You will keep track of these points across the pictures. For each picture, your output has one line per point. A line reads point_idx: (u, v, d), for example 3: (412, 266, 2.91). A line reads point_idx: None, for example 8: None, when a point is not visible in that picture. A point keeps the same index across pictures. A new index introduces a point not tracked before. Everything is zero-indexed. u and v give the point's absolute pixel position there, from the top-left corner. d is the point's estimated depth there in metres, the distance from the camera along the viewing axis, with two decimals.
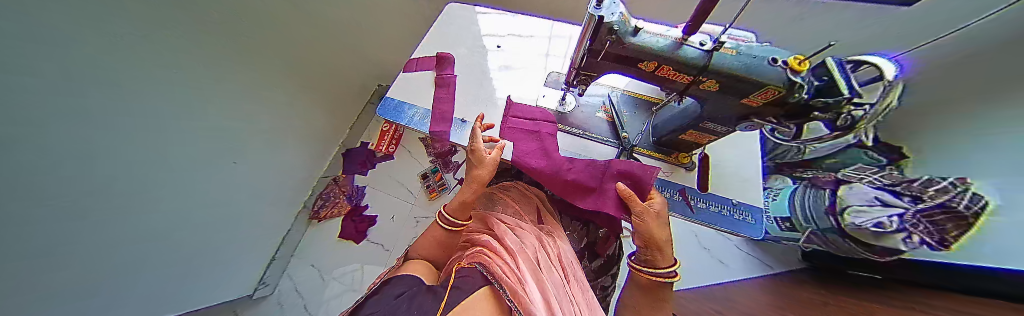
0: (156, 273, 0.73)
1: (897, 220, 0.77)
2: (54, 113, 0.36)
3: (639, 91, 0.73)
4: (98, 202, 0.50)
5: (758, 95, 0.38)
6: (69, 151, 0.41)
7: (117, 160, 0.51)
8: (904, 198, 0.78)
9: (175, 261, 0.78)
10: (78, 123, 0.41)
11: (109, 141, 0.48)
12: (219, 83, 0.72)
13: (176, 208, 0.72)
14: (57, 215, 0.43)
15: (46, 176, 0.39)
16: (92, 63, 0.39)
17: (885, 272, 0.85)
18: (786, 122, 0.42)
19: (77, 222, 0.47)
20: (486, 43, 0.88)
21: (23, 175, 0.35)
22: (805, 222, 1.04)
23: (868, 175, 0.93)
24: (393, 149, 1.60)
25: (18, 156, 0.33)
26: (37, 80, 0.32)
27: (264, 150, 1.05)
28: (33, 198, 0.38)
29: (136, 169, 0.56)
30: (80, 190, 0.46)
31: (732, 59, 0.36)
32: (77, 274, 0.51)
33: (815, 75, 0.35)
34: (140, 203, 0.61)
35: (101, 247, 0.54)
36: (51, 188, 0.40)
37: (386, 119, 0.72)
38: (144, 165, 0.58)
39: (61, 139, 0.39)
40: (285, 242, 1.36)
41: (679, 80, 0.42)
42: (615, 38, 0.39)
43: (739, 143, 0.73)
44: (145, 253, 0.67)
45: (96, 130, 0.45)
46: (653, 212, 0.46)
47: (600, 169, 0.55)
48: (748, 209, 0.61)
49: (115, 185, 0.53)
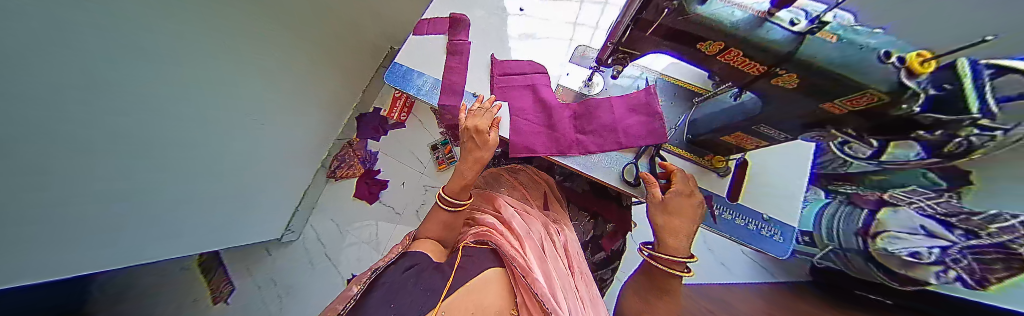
0: (198, 221, 0.83)
1: (936, 253, 0.64)
2: (65, 100, 0.39)
3: (680, 77, 0.63)
4: (97, 201, 0.54)
5: (846, 101, 0.29)
6: (58, 150, 0.43)
7: (138, 121, 0.54)
8: (955, 231, 0.61)
9: (201, 213, 0.83)
10: (58, 123, 0.40)
11: (125, 119, 0.51)
12: (235, 56, 0.72)
13: (185, 198, 0.75)
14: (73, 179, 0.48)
15: (59, 149, 0.42)
16: (58, 38, 0.33)
17: (872, 288, 0.81)
18: (868, 136, 0.36)
19: (100, 187, 0.53)
20: (508, 5, 0.76)
21: (27, 157, 0.38)
22: (828, 239, 0.99)
23: (920, 200, 0.72)
24: (405, 117, 1.57)
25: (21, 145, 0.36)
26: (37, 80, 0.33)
27: (287, 115, 1.07)
28: (29, 204, 0.42)
29: (135, 169, 0.59)
30: (101, 157, 0.50)
31: (828, 50, 0.27)
32: (107, 227, 0.59)
33: (934, 81, 0.23)
34: (151, 183, 0.64)
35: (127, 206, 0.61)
36: (46, 191, 0.44)
37: (394, 87, 0.67)
38: (144, 162, 0.60)
39: (69, 120, 0.41)
40: (307, 194, 1.44)
41: (747, 70, 0.36)
42: (678, 5, 0.31)
43: (789, 153, 0.64)
44: (183, 207, 0.76)
45: (80, 127, 0.44)
46: (659, 203, 0.48)
47: (653, 126, 0.55)
48: (779, 227, 0.57)
49: (118, 185, 0.57)
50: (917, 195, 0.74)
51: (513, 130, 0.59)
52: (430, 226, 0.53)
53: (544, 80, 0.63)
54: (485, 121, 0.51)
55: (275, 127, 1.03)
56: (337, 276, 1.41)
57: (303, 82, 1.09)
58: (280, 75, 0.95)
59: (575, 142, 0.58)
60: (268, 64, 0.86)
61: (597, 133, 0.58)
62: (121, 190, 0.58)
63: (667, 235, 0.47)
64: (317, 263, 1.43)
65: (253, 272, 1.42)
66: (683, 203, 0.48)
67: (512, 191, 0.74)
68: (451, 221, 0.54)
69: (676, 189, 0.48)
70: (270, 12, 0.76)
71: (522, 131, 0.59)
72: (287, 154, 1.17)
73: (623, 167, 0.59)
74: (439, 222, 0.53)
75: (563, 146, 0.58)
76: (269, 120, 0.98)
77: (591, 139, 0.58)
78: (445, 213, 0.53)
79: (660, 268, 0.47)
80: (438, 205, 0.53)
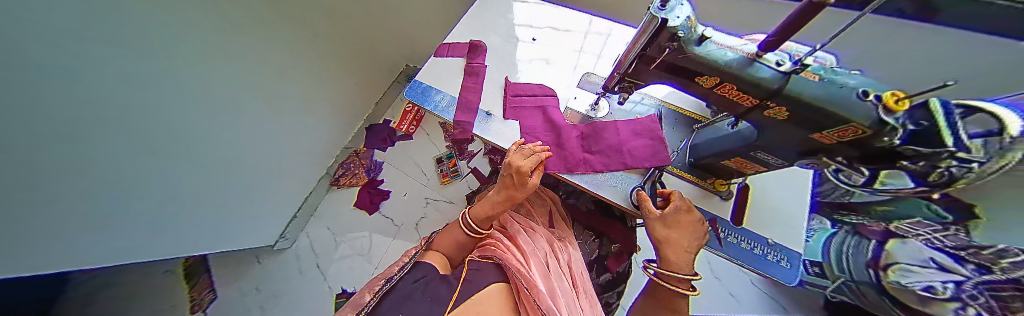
0: (182, 222, 0.83)
1: (952, 288, 0.63)
2: (31, 91, 0.38)
3: (680, 105, 0.69)
4: (71, 203, 0.54)
5: (833, 132, 0.33)
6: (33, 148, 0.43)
7: (123, 121, 0.55)
8: (968, 266, 0.60)
9: (181, 218, 0.82)
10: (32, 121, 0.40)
11: (105, 114, 0.51)
12: (222, 59, 0.73)
13: (166, 201, 0.75)
14: (75, 171, 0.50)
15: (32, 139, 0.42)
16: (24, 31, 0.34)
17: None
18: (858, 165, 0.38)
19: (84, 179, 0.54)
20: (522, 34, 0.84)
21: (8, 147, 0.39)
22: (839, 270, 0.95)
23: (926, 233, 0.71)
24: (413, 130, 1.62)
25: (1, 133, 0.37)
26: (24, 70, 0.35)
27: (288, 118, 1.10)
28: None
29: (114, 170, 0.58)
30: (94, 150, 0.53)
31: (815, 87, 0.31)
32: (95, 221, 0.61)
33: (911, 117, 0.27)
34: (127, 184, 0.63)
35: (102, 204, 0.60)
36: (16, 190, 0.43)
37: (413, 102, 0.72)
38: (122, 165, 0.60)
39: (58, 110, 0.43)
40: (307, 201, 1.44)
41: (742, 102, 0.39)
42: (678, 46, 0.36)
43: (788, 179, 0.66)
44: (165, 206, 0.76)
45: (53, 124, 0.44)
46: (659, 218, 0.49)
47: (657, 150, 0.58)
48: (785, 253, 0.57)
49: (99, 185, 0.57)
50: (924, 228, 0.72)
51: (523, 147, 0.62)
52: (441, 241, 0.54)
53: (554, 102, 0.68)
54: (530, 163, 0.48)
55: (271, 128, 1.03)
56: (324, 290, 1.35)
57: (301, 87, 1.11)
58: (280, 75, 0.97)
59: (584, 161, 0.61)
60: (266, 64, 0.89)
61: (604, 153, 0.61)
62: (111, 186, 0.60)
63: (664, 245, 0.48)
64: (305, 275, 1.38)
65: (239, 279, 1.37)
66: (683, 219, 0.48)
67: (520, 208, 0.75)
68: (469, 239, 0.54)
69: (677, 205, 0.49)
70: (261, 14, 0.79)
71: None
72: (287, 157, 1.18)
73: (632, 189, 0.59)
74: (451, 239, 0.54)
75: (570, 164, 0.61)
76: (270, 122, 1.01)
77: (598, 158, 0.61)
78: (462, 234, 0.54)
79: (667, 286, 0.47)
80: (455, 222, 0.56)
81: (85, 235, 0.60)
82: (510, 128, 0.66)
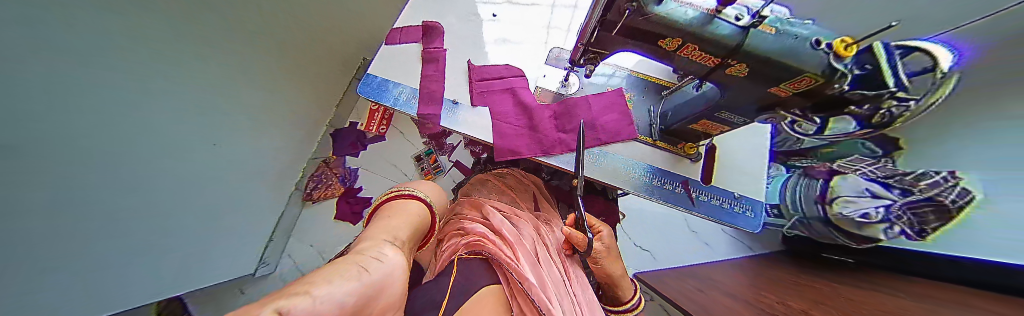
0: (205, 244, 0.74)
1: (883, 212, 0.73)
2: (25, 70, 0.30)
3: (649, 73, 0.69)
4: (106, 229, 0.46)
5: (789, 84, 0.34)
6: (33, 160, 0.33)
7: (111, 133, 0.45)
8: (893, 190, 0.73)
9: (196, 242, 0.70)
10: (24, 116, 0.31)
11: (87, 122, 0.40)
12: (203, 46, 0.62)
13: (188, 225, 0.66)
14: (112, 191, 0.47)
15: (29, 147, 0.32)
16: None
17: (856, 255, 0.87)
18: (811, 114, 0.39)
19: (89, 203, 0.43)
20: (481, 10, 0.77)
21: (12, 149, 0.30)
22: (793, 210, 1.02)
23: (863, 166, 0.83)
24: (384, 130, 1.49)
25: (30, 135, 0.32)
26: (32, 81, 0.31)
27: (269, 130, 0.97)
28: (27, 229, 0.34)
29: (124, 189, 0.49)
30: (94, 161, 0.43)
31: (771, 41, 0.31)
32: (142, 240, 0.54)
33: (858, 62, 0.29)
34: (149, 202, 0.55)
35: (138, 226, 0.53)
36: (37, 205, 0.35)
37: (368, 98, 0.64)
38: (133, 179, 0.50)
39: (58, 94, 0.35)
40: (279, 229, 1.20)
41: (704, 62, 0.38)
42: (637, 6, 0.34)
43: (750, 135, 0.70)
44: (181, 229, 0.64)
45: (47, 125, 0.34)
46: (606, 252, 0.54)
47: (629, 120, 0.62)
48: (749, 203, 0.62)
49: (121, 207, 0.49)
50: (862, 163, 0.84)
51: (496, 132, 0.60)
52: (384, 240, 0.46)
53: (522, 83, 0.65)
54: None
55: (252, 133, 0.88)
56: None
57: (280, 93, 1.00)
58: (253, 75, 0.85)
59: (560, 141, 0.59)
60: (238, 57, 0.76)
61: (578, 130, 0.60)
62: (134, 211, 0.51)
63: (605, 290, 0.59)
64: None
65: None
66: (609, 255, 0.55)
67: (501, 196, 0.73)
68: (421, 222, 0.43)
69: (601, 256, 0.54)
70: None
71: (504, 134, 0.60)
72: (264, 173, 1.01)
73: (615, 164, 0.60)
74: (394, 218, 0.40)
75: (546, 146, 0.59)
76: (256, 134, 0.91)
77: (572, 136, 0.60)
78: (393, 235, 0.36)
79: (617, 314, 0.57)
80: (392, 207, 0.42)
81: (120, 246, 0.50)
82: (481, 116, 0.62)
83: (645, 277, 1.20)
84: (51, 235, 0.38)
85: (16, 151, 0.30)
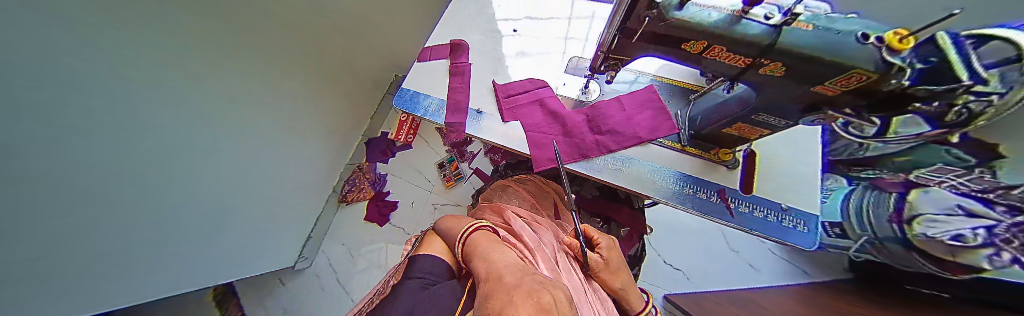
0: (215, 243, 0.81)
1: (983, 234, 0.60)
2: (51, 89, 0.35)
3: (673, 77, 0.68)
4: (110, 235, 0.52)
5: (836, 81, 0.32)
6: (54, 166, 0.39)
7: (127, 144, 0.51)
8: (997, 208, 0.60)
9: (200, 241, 0.76)
10: (44, 124, 0.36)
11: (112, 131, 0.47)
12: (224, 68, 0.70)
13: (199, 224, 0.74)
14: (125, 194, 0.53)
15: (49, 156, 0.38)
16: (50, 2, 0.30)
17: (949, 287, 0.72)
18: (867, 115, 0.36)
19: (97, 208, 0.48)
20: (503, 26, 0.83)
21: (30, 154, 0.35)
22: (859, 228, 0.90)
23: (948, 178, 0.71)
24: (411, 139, 1.59)
25: (49, 141, 0.37)
26: (52, 98, 0.35)
27: (287, 142, 1.06)
28: (31, 228, 0.38)
29: (134, 196, 0.56)
30: (108, 164, 0.48)
31: (808, 36, 0.30)
32: (139, 246, 0.60)
33: (918, 55, 0.27)
34: (156, 207, 0.61)
35: (132, 234, 0.57)
36: (51, 203, 0.40)
37: (402, 110, 0.71)
38: (139, 187, 0.56)
39: (84, 113, 0.41)
40: (319, 222, 1.37)
41: (734, 63, 0.37)
42: (657, 13, 0.34)
43: (798, 138, 0.64)
44: (182, 230, 0.70)
45: (70, 137, 0.41)
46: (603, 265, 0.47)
47: (659, 124, 0.60)
48: (800, 216, 0.55)
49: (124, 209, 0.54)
50: (947, 173, 0.73)
51: (529, 137, 0.62)
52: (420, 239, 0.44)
53: (547, 93, 0.68)
54: None
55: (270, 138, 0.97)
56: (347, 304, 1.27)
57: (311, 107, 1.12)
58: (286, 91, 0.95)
59: (595, 143, 0.60)
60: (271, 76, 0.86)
61: (613, 132, 0.60)
62: (138, 216, 0.58)
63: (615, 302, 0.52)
64: (326, 292, 1.30)
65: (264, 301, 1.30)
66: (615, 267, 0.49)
67: (522, 202, 0.73)
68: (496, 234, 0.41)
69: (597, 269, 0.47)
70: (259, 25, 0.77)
71: (540, 144, 0.61)
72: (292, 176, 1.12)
73: (642, 171, 0.58)
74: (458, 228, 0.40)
75: (583, 150, 0.60)
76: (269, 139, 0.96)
77: (608, 138, 0.60)
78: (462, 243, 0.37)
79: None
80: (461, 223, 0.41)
81: (120, 247, 0.55)
82: (514, 129, 0.65)
83: (678, 300, 1.08)
84: (68, 238, 0.45)
85: (29, 158, 0.35)
